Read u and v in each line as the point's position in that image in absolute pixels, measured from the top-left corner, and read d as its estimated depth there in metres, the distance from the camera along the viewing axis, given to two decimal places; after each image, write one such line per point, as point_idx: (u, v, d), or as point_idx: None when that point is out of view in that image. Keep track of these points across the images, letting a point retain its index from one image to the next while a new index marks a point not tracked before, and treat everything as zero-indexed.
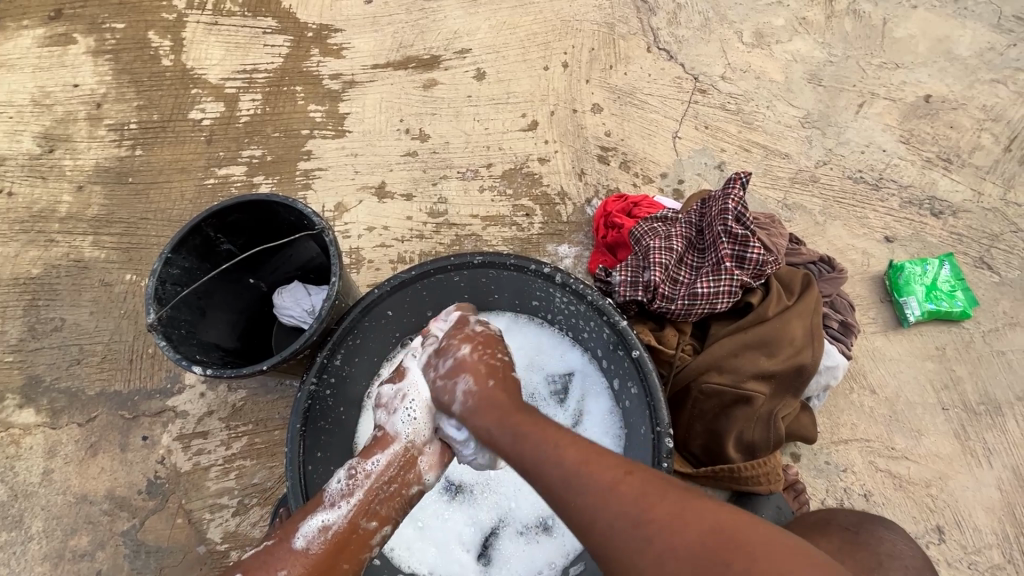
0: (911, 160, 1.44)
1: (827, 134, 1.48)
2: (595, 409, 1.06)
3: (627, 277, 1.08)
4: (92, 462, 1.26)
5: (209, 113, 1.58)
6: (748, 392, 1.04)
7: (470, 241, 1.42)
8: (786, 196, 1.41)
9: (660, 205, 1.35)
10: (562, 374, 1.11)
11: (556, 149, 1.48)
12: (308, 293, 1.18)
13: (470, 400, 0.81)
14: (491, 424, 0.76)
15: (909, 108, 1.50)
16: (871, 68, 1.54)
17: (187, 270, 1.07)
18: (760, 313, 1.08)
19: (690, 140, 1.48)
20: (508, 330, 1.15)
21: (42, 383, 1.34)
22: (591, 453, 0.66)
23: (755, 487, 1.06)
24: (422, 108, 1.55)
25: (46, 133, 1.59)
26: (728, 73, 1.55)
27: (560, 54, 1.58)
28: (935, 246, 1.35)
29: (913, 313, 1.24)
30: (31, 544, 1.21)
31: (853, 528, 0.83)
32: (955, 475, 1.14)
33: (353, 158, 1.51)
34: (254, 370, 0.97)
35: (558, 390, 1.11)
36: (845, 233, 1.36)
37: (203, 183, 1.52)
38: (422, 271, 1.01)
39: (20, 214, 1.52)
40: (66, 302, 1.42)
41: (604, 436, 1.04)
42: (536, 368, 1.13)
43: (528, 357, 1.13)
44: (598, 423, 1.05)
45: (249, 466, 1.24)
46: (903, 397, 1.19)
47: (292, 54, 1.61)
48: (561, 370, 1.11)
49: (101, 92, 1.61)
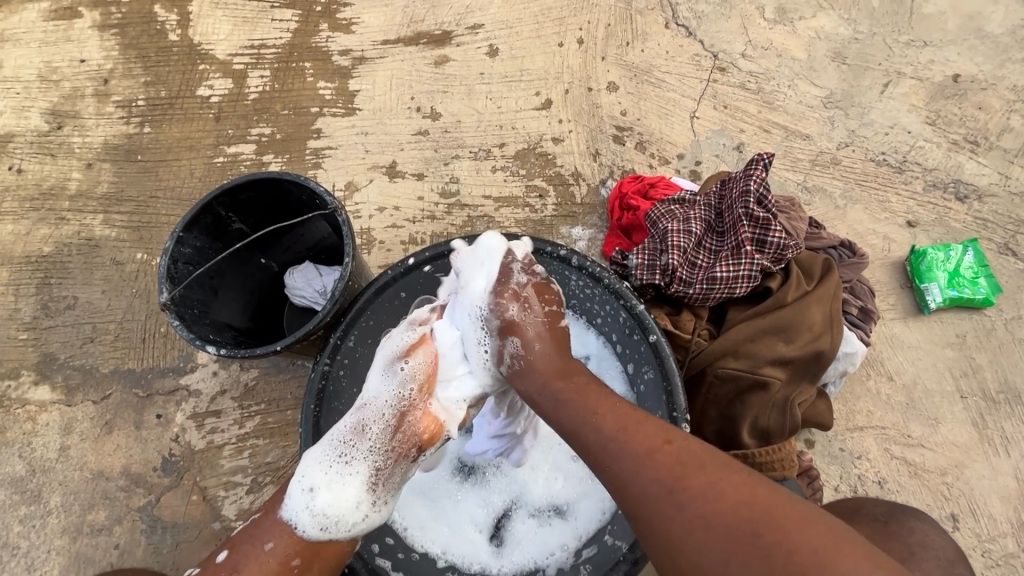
0: (936, 142, 1.40)
1: (850, 114, 1.43)
2: (610, 393, 1.05)
3: (643, 260, 1.05)
4: (107, 439, 1.27)
5: (217, 90, 1.55)
6: (764, 377, 1.03)
7: (482, 223, 1.40)
8: (806, 178, 1.37)
9: (677, 186, 1.32)
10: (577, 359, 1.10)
11: (570, 129, 1.45)
12: (319, 274, 1.17)
13: (518, 365, 0.82)
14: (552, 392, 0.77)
15: (936, 88, 1.45)
16: (898, 46, 1.49)
17: (198, 249, 1.06)
18: (778, 299, 1.06)
19: (708, 120, 1.44)
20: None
21: (57, 360, 1.35)
22: (630, 420, 0.70)
23: (771, 472, 1.03)
24: (433, 86, 1.52)
25: (54, 110, 1.57)
26: (749, 51, 1.50)
27: (575, 29, 1.53)
28: (958, 232, 1.32)
29: (934, 299, 1.21)
30: (50, 518, 1.23)
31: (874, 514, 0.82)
32: (971, 464, 1.12)
33: (363, 137, 1.48)
34: (267, 351, 0.97)
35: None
36: (866, 217, 1.33)
37: (212, 161, 1.50)
38: (435, 252, 1.01)
39: (29, 191, 1.51)
40: (78, 280, 1.42)
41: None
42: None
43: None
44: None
45: (262, 445, 1.25)
46: (921, 384, 1.18)
47: (300, 29, 1.57)
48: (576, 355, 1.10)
49: (108, 68, 1.59)
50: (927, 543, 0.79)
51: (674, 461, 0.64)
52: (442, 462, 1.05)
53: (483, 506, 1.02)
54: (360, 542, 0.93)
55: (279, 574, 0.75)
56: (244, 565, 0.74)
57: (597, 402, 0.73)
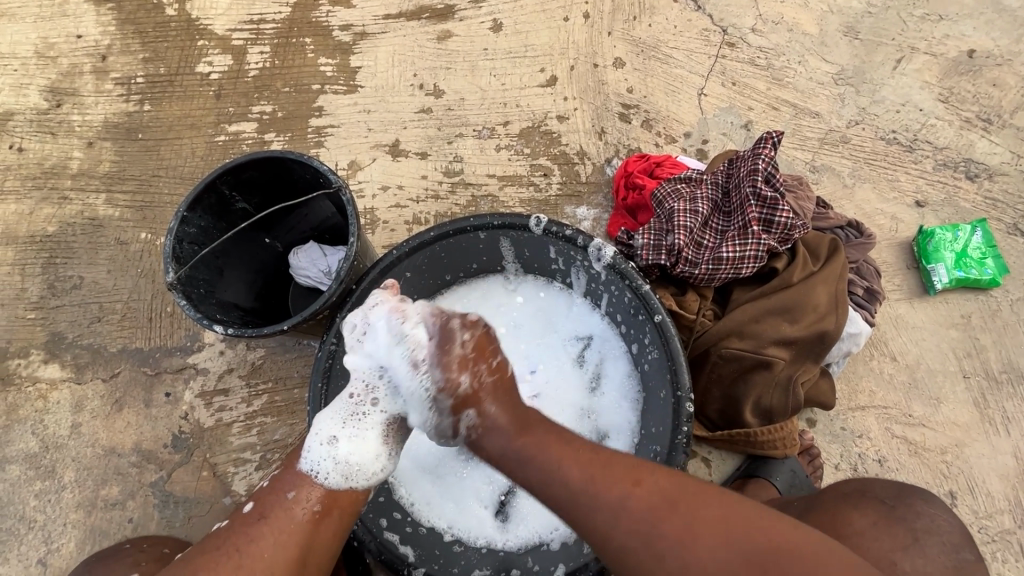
0: (948, 120, 1.37)
1: (861, 92, 1.41)
2: (612, 374, 1.06)
3: (649, 240, 1.03)
4: (117, 417, 1.29)
5: (216, 66, 1.53)
6: (768, 357, 1.04)
7: (486, 202, 1.39)
8: (814, 157, 1.35)
9: (683, 165, 1.30)
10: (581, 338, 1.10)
11: (576, 106, 1.43)
12: (324, 254, 1.17)
13: (476, 433, 0.79)
14: (517, 446, 0.75)
15: (950, 64, 1.42)
16: (912, 20, 1.45)
17: (203, 229, 1.05)
18: (785, 279, 1.05)
19: (716, 97, 1.42)
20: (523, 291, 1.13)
21: (65, 339, 1.36)
22: (597, 467, 0.72)
23: (771, 451, 1.06)
24: (436, 62, 1.49)
25: (53, 87, 1.55)
26: (759, 25, 1.46)
27: (581, 4, 1.49)
28: (967, 211, 1.30)
29: (941, 280, 1.21)
30: (64, 492, 1.25)
31: (875, 491, 0.83)
32: (972, 443, 1.13)
33: (366, 115, 1.47)
34: (276, 330, 0.98)
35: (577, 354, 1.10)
36: (874, 197, 1.32)
37: (214, 140, 1.49)
38: (440, 232, 1.00)
39: (31, 170, 1.50)
40: (83, 260, 1.42)
41: (621, 400, 1.04)
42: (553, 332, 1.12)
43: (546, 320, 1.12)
44: (616, 387, 1.05)
45: (270, 423, 1.26)
46: (924, 364, 1.18)
47: (300, 3, 1.54)
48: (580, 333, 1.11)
49: (105, 44, 1.56)
50: (933, 528, 0.81)
51: (653, 503, 0.68)
52: (447, 440, 1.07)
53: (487, 484, 1.04)
54: (369, 516, 0.95)
55: (302, 523, 0.78)
56: (270, 512, 0.78)
57: (560, 453, 0.74)
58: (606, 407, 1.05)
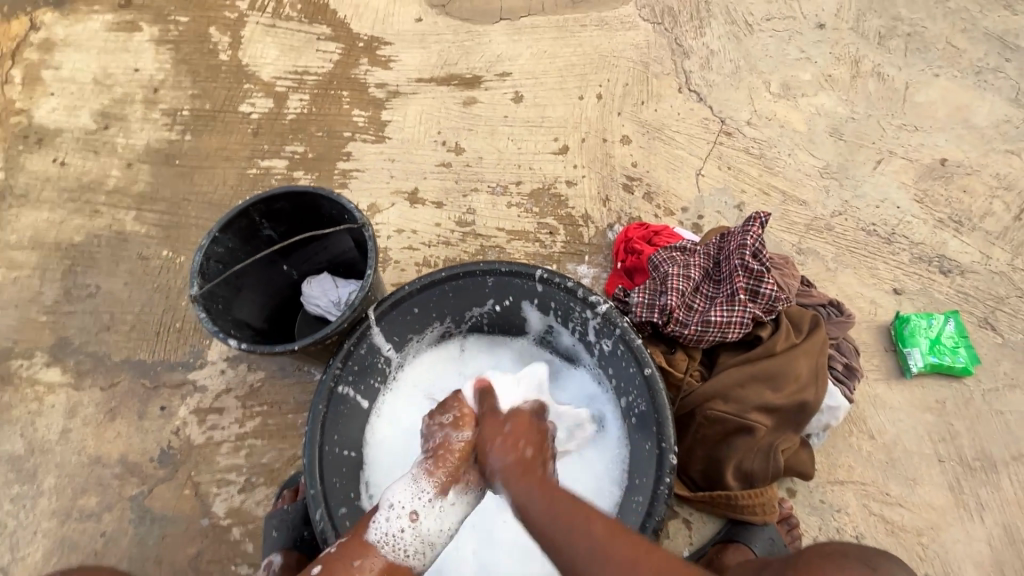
0: (923, 219, 1.50)
1: (844, 186, 1.54)
2: (595, 460, 1.08)
3: (644, 299, 1.12)
4: (109, 426, 1.30)
5: (258, 107, 1.68)
6: (751, 422, 1.08)
7: (494, 252, 1.48)
8: (801, 240, 1.47)
9: (679, 236, 1.40)
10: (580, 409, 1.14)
11: (584, 174, 1.55)
12: (336, 285, 1.25)
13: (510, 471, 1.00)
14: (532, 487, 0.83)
15: (925, 169, 1.57)
16: (891, 128, 1.62)
17: (229, 250, 1.12)
18: (769, 347, 1.12)
19: (712, 178, 1.55)
20: (528, 361, 1.20)
21: (71, 344, 1.39)
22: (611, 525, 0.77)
23: (749, 516, 1.08)
24: (460, 123, 1.63)
25: (104, 111, 1.70)
26: (754, 119, 1.63)
27: (596, 86, 1.66)
28: (941, 303, 1.39)
29: (916, 364, 1.27)
30: (41, 499, 1.24)
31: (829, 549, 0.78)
32: (947, 527, 1.15)
33: (390, 163, 1.59)
34: (286, 350, 1.02)
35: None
36: (855, 281, 1.41)
37: (246, 171, 1.60)
38: (451, 272, 1.06)
39: (69, 183, 1.60)
40: (102, 271, 1.49)
41: (603, 483, 1.05)
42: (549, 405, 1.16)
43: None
44: (599, 466, 1.08)
45: (259, 446, 1.27)
46: (901, 444, 1.22)
47: (342, 61, 1.71)
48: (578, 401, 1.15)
49: (159, 79, 1.73)
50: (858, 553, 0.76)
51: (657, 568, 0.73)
52: None
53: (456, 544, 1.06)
54: None
55: None
56: None
57: (573, 505, 0.80)
58: (582, 479, 1.08)
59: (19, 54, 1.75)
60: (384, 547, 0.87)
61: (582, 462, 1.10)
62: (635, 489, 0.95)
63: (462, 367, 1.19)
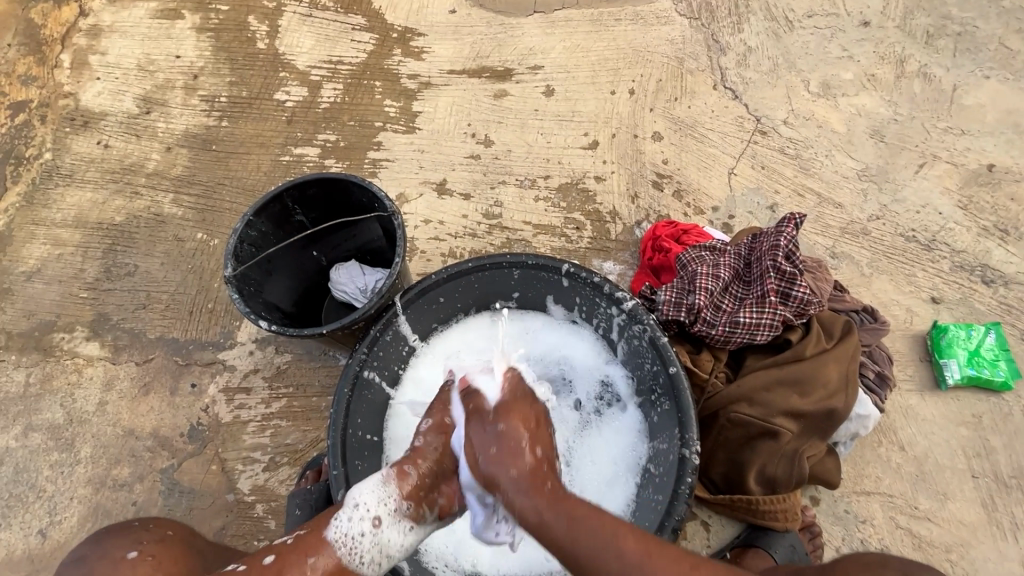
0: (967, 226, 1.44)
1: (883, 189, 1.49)
2: (610, 446, 1.07)
3: (671, 297, 1.10)
4: (142, 400, 1.35)
5: (293, 96, 1.71)
6: (776, 427, 1.06)
7: (519, 246, 1.48)
8: (835, 244, 1.43)
9: (709, 235, 1.38)
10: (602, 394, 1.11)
11: (613, 169, 1.54)
12: (363, 272, 1.26)
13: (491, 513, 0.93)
14: (540, 506, 0.79)
15: (970, 175, 1.51)
16: (936, 131, 1.56)
17: (262, 234, 1.15)
18: (797, 351, 1.09)
19: (745, 178, 1.52)
20: (559, 337, 1.16)
21: (109, 321, 1.45)
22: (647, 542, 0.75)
23: (771, 522, 1.06)
24: (490, 116, 1.63)
25: (146, 96, 1.75)
26: (790, 118, 1.59)
27: (628, 81, 1.65)
28: (981, 314, 1.34)
29: (952, 376, 1.23)
30: (78, 467, 1.30)
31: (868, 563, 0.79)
32: (978, 545, 1.11)
33: (419, 154, 1.60)
34: (314, 333, 1.04)
35: (597, 399, 1.11)
36: (891, 288, 1.37)
37: (279, 158, 1.64)
38: (478, 263, 1.07)
39: (112, 165, 1.66)
40: (140, 250, 1.54)
41: (618, 467, 1.04)
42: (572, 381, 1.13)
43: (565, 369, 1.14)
44: (616, 450, 1.06)
45: (284, 427, 1.30)
46: (933, 458, 1.18)
47: (376, 52, 1.73)
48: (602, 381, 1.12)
49: (199, 66, 1.77)
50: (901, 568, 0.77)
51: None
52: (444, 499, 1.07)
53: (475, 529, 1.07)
54: None
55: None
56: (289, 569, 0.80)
57: (600, 524, 0.75)
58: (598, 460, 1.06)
59: (68, 39, 1.82)
60: (340, 548, 0.83)
61: (599, 443, 1.08)
62: (656, 488, 0.95)
63: (493, 338, 1.16)
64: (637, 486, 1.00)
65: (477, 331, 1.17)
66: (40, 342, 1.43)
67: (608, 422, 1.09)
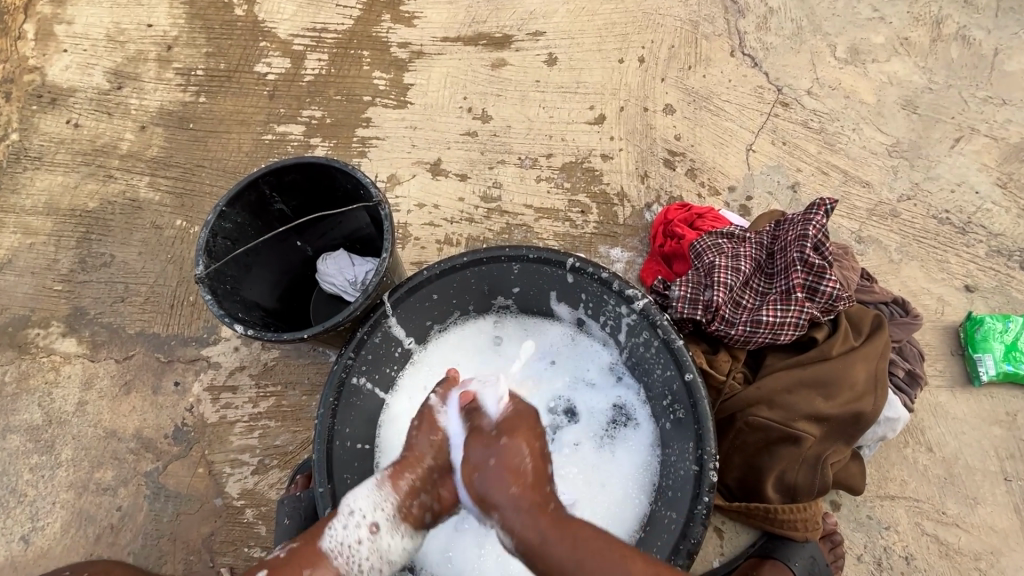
0: (1005, 207, 1.33)
1: (915, 167, 1.37)
2: (623, 464, 0.99)
3: (686, 293, 1.02)
4: (124, 400, 1.28)
5: (274, 68, 1.58)
6: (798, 432, 0.98)
7: (520, 232, 1.37)
8: (861, 227, 1.32)
9: (725, 219, 1.27)
10: (615, 411, 1.03)
11: (621, 147, 1.42)
12: (352, 263, 1.17)
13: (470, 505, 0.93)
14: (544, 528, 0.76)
15: (1011, 149, 1.38)
16: (974, 101, 1.43)
17: (238, 226, 1.05)
18: (823, 351, 1.01)
19: (765, 155, 1.40)
20: (569, 349, 1.08)
21: (86, 315, 1.37)
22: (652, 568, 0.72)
23: (789, 532, 0.99)
24: (487, 88, 1.50)
25: (117, 70, 1.62)
26: (815, 88, 1.46)
27: (638, 48, 1.50)
28: (1018, 303, 1.24)
29: (987, 371, 1.14)
30: (59, 470, 1.24)
31: None
32: (1009, 553, 1.05)
33: (412, 131, 1.48)
34: (295, 337, 0.95)
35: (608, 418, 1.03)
36: (921, 275, 1.27)
37: (261, 137, 1.52)
38: (473, 258, 0.97)
39: (83, 146, 1.55)
40: (116, 239, 1.44)
41: (630, 486, 0.96)
42: (578, 394, 1.06)
43: (571, 381, 1.07)
44: (625, 468, 0.98)
45: (273, 428, 1.24)
46: (963, 460, 1.11)
47: (363, 18, 1.58)
48: (614, 399, 1.03)
49: (173, 35, 1.64)
50: None
51: None
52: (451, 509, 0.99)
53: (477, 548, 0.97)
54: None
55: None
56: None
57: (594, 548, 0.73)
58: (606, 479, 0.98)
59: (31, 7, 1.67)
60: (338, 558, 0.80)
61: (606, 462, 0.99)
62: (669, 503, 0.88)
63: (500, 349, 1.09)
64: (649, 499, 0.93)
65: (479, 342, 1.10)
66: (14, 338, 1.36)
67: (616, 437, 1.01)
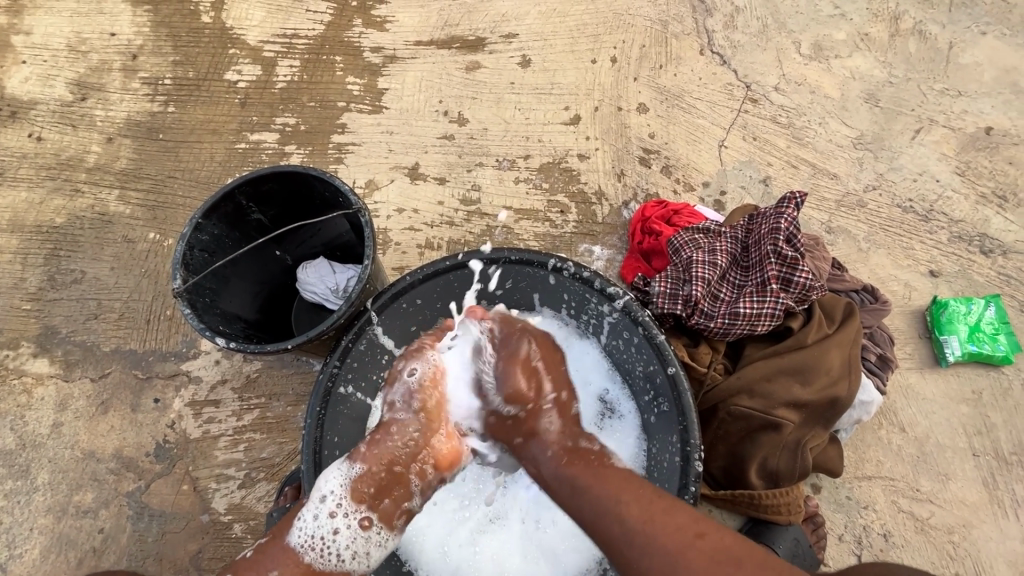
0: (965, 194, 1.39)
1: (879, 158, 1.43)
2: None
3: (666, 289, 1.05)
4: (101, 420, 1.25)
5: (245, 75, 1.55)
6: (778, 418, 1.00)
7: (501, 233, 1.38)
8: (831, 218, 1.36)
9: (701, 215, 1.30)
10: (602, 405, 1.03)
11: (597, 146, 1.44)
12: (333, 271, 1.16)
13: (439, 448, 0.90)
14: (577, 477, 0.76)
15: (968, 139, 1.44)
16: (932, 93, 1.49)
17: (216, 237, 1.04)
18: (798, 339, 1.04)
19: (736, 151, 1.43)
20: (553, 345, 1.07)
21: (58, 334, 1.33)
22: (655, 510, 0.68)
23: (772, 516, 1.03)
24: (462, 91, 1.51)
25: (80, 81, 1.57)
26: (782, 84, 1.50)
27: (609, 48, 1.53)
28: (980, 286, 1.30)
29: (953, 352, 1.19)
30: (36, 494, 1.20)
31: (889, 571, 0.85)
32: (979, 525, 1.10)
33: (388, 136, 1.48)
34: (278, 348, 0.94)
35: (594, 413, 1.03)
36: (889, 262, 1.31)
37: (234, 146, 1.49)
38: (455, 262, 0.98)
39: (47, 160, 1.50)
40: (86, 255, 1.40)
41: None
42: None
43: None
44: None
45: (258, 440, 1.22)
46: (933, 438, 1.15)
47: (334, 23, 1.57)
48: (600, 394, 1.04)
49: (138, 44, 1.60)
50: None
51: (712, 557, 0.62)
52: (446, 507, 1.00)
53: (472, 546, 0.98)
54: None
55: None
56: None
57: (616, 487, 0.72)
58: None
59: None
60: (308, 552, 0.78)
61: None
62: None
63: None
64: None
65: None
66: None
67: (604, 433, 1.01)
